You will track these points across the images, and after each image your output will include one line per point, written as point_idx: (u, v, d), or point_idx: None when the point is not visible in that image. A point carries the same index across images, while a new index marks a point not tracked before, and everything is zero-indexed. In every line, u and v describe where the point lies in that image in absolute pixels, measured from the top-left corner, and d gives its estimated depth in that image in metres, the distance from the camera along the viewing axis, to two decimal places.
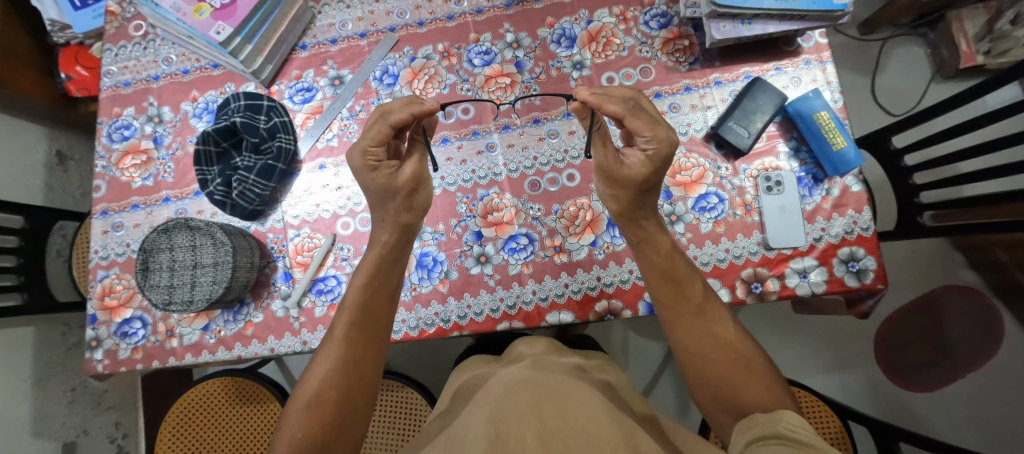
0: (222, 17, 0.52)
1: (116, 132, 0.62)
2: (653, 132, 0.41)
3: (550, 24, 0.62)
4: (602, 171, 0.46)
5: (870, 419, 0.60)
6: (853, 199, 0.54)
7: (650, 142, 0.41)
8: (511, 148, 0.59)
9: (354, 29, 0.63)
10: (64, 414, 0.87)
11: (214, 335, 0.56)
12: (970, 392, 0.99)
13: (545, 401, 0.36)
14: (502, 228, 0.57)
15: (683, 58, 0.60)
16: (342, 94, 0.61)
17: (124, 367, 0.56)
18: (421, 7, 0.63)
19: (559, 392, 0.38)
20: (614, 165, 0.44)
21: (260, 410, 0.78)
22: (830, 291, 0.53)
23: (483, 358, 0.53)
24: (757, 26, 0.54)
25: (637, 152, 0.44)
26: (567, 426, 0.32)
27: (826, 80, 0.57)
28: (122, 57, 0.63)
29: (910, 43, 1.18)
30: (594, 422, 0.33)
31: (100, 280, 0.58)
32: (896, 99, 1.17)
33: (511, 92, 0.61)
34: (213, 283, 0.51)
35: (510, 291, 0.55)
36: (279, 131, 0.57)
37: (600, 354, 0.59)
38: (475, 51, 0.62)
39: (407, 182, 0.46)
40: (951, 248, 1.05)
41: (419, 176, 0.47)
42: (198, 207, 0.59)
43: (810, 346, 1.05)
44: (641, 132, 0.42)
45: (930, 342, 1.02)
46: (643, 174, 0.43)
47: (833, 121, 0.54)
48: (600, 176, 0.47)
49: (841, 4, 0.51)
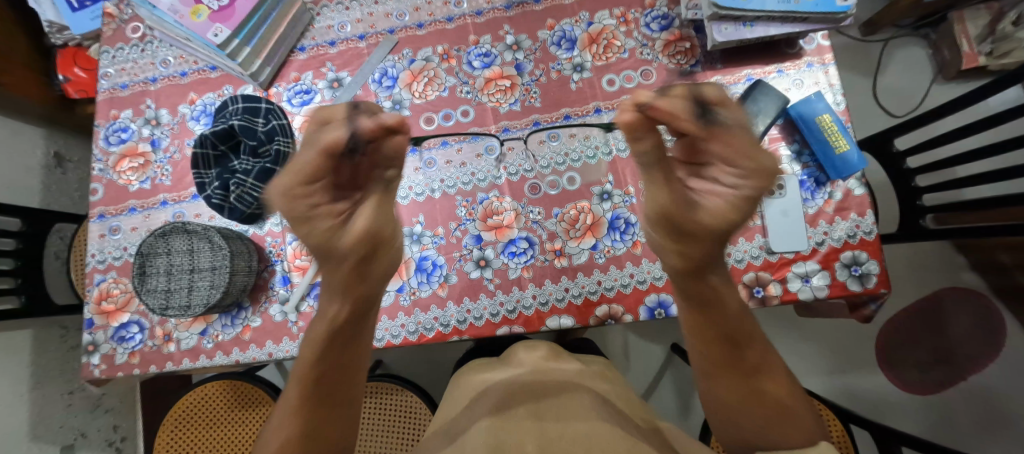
0: (220, 19, 0.52)
1: (113, 135, 0.61)
2: (757, 163, 0.25)
3: (550, 26, 0.62)
4: (663, 220, 0.30)
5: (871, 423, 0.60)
6: (856, 202, 0.53)
7: (747, 176, 0.27)
8: (511, 151, 0.59)
9: (353, 31, 0.63)
10: (62, 418, 0.87)
11: (211, 339, 0.55)
12: (973, 395, 0.99)
13: (544, 412, 0.36)
14: (502, 232, 0.56)
15: (684, 60, 0.59)
16: (341, 97, 0.61)
17: (120, 372, 0.55)
18: (420, 9, 0.63)
19: (557, 398, 0.38)
20: (688, 213, 0.28)
21: (259, 413, 0.77)
22: (832, 296, 0.52)
23: (483, 365, 0.52)
24: (759, 28, 0.54)
25: (720, 186, 0.29)
26: (566, 430, 0.32)
27: (828, 83, 0.57)
28: (119, 59, 0.63)
29: (911, 44, 1.18)
30: (591, 425, 0.33)
31: (97, 284, 0.58)
32: (897, 100, 1.16)
33: (511, 94, 0.60)
34: (211, 287, 0.51)
35: (510, 296, 0.55)
36: (277, 134, 0.57)
37: (601, 359, 0.58)
38: (475, 53, 0.61)
39: (354, 247, 0.29)
40: (953, 250, 1.04)
41: (372, 233, 0.29)
42: (196, 210, 0.58)
43: (812, 349, 1.05)
44: (734, 162, 0.26)
45: (931, 344, 1.02)
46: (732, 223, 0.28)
47: (835, 124, 0.53)
48: (658, 224, 0.31)
49: (844, 6, 0.50)
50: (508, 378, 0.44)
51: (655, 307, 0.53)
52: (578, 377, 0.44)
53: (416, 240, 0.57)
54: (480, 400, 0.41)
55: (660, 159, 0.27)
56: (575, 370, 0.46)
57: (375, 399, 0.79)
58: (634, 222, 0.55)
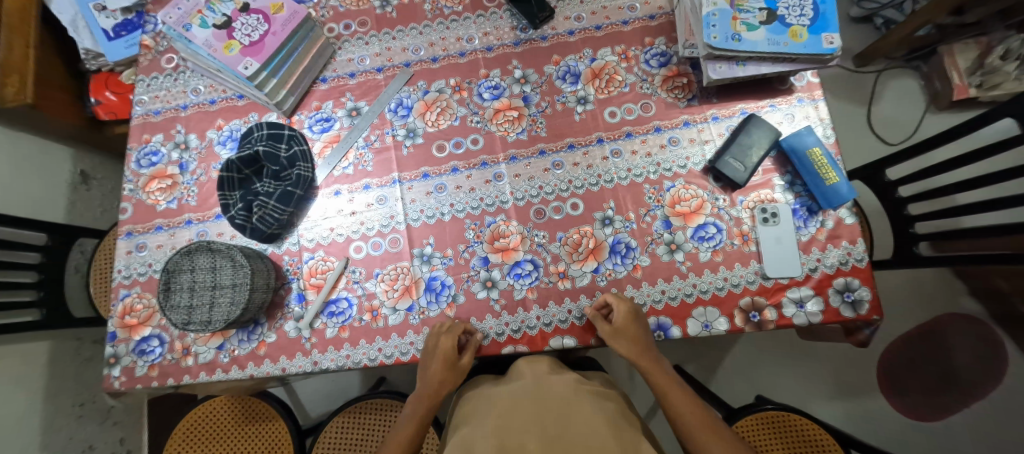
0: (250, 53, 0.56)
1: (144, 158, 0.65)
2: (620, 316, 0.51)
3: (556, 62, 0.66)
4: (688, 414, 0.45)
5: (827, 428, 0.77)
6: (847, 231, 0.56)
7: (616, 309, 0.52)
8: (518, 178, 0.62)
9: (372, 64, 0.68)
10: (72, 430, 0.88)
11: (228, 354, 0.58)
12: (975, 420, 1.04)
13: (553, 413, 0.41)
14: (508, 254, 0.59)
15: (682, 94, 0.63)
16: (358, 125, 0.65)
17: (138, 384, 0.57)
18: (435, 45, 0.68)
19: (568, 397, 0.44)
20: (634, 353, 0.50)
21: (266, 428, 0.86)
22: (826, 321, 0.54)
23: (486, 381, 0.55)
24: (751, 67, 0.57)
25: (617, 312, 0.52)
26: (577, 417, 0.40)
27: (818, 117, 0.60)
28: (154, 87, 0.68)
29: (903, 75, 1.23)
30: (595, 415, 0.41)
31: (122, 298, 0.60)
32: (892, 129, 1.20)
33: (518, 124, 0.64)
34: (231, 304, 0.53)
35: (515, 317, 0.57)
36: (298, 159, 0.60)
37: (602, 376, 0.60)
38: (485, 86, 0.66)
39: (443, 375, 0.51)
40: (951, 276, 1.11)
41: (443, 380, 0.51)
42: (219, 229, 0.61)
43: (811, 372, 1.10)
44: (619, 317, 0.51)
45: (933, 370, 1.07)
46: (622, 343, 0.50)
47: (825, 157, 0.56)
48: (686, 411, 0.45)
49: (830, 48, 0.54)
50: (515, 387, 0.48)
51: (654, 329, 0.55)
52: (579, 388, 0.47)
53: (426, 260, 0.60)
54: (497, 397, 0.47)
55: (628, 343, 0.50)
56: (573, 379, 0.50)
57: (380, 417, 0.82)
58: (635, 246, 0.58)
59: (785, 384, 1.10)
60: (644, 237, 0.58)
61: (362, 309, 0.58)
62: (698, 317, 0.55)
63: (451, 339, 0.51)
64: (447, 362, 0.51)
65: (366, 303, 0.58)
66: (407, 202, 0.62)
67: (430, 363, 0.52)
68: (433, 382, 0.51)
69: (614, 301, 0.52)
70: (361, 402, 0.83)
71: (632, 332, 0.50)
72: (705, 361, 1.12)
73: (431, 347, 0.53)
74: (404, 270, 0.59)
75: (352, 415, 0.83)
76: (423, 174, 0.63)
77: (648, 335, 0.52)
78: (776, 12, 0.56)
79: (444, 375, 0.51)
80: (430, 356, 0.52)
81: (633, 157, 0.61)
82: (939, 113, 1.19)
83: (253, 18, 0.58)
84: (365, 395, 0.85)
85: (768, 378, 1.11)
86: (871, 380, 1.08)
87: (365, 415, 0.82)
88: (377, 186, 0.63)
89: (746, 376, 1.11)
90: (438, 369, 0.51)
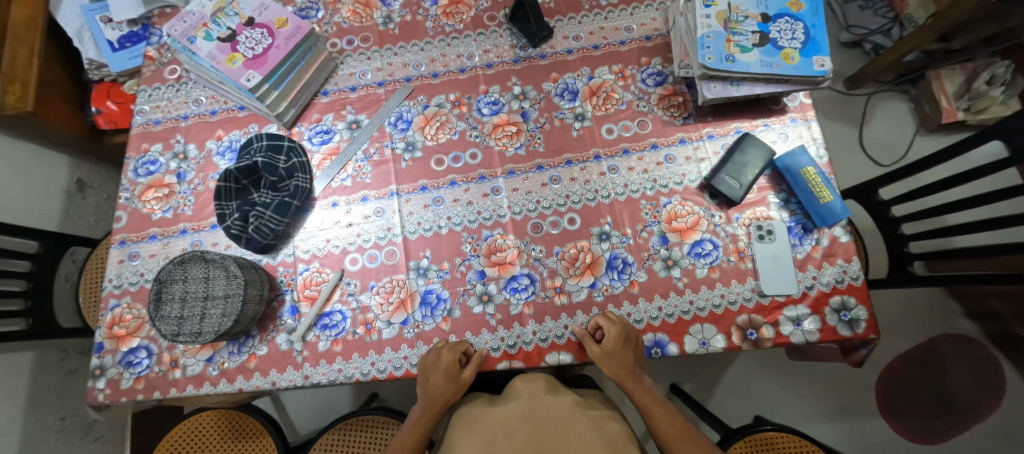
0: (253, 66, 0.57)
1: (142, 167, 0.65)
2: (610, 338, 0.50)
3: (554, 79, 0.67)
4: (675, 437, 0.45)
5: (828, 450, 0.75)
6: (842, 249, 0.56)
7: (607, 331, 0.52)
8: (515, 192, 0.62)
9: (373, 78, 0.69)
10: (52, 444, 0.85)
11: (217, 366, 0.56)
12: (975, 444, 1.02)
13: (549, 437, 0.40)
14: (504, 268, 0.59)
15: (677, 113, 0.64)
16: (358, 137, 0.65)
17: (123, 397, 0.56)
18: (436, 61, 0.69)
19: (566, 419, 0.43)
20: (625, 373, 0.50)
21: (253, 445, 0.83)
22: (825, 340, 0.54)
23: (482, 399, 0.54)
24: (745, 87, 0.58)
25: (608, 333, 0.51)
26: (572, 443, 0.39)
27: (811, 137, 0.61)
28: (156, 97, 0.68)
29: (893, 97, 1.26)
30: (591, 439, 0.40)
31: (111, 308, 0.60)
32: (884, 150, 1.22)
33: (516, 139, 0.64)
34: (223, 316, 0.52)
35: (511, 332, 0.56)
36: (297, 170, 0.60)
37: (598, 395, 0.59)
38: (485, 101, 0.67)
39: (439, 389, 0.50)
40: (946, 296, 1.12)
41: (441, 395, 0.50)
42: (214, 239, 0.61)
43: (809, 392, 1.09)
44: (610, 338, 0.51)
45: (932, 392, 1.06)
46: (614, 364, 0.50)
47: (819, 176, 0.57)
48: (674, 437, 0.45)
49: (822, 71, 0.56)
50: (512, 406, 0.47)
51: (651, 346, 0.54)
52: (577, 409, 0.46)
53: (422, 274, 0.59)
54: (493, 417, 0.46)
55: (620, 364, 0.49)
56: (572, 398, 0.49)
57: (370, 434, 0.80)
58: (632, 262, 0.58)
59: (783, 403, 1.09)
60: (641, 253, 0.58)
61: (355, 321, 0.57)
62: (695, 334, 0.55)
63: (455, 352, 0.51)
64: (448, 374, 0.50)
65: (360, 317, 0.58)
66: (404, 215, 0.62)
67: (430, 376, 0.51)
68: (434, 393, 0.50)
69: (606, 323, 0.52)
70: (352, 419, 0.81)
71: (624, 353, 0.50)
72: (702, 379, 1.11)
73: (431, 360, 0.52)
74: (400, 283, 0.59)
75: (342, 432, 0.81)
76: (422, 187, 0.63)
77: (638, 355, 0.51)
78: (768, 35, 0.58)
79: (446, 387, 0.50)
80: (430, 368, 0.51)
81: (631, 173, 0.62)
82: (929, 135, 1.21)
83: (257, 31, 0.59)
84: (355, 412, 0.83)
85: (766, 397, 1.09)
86: (870, 401, 1.07)
87: (355, 433, 0.80)
88: (375, 198, 0.63)
89: (744, 395, 1.10)
90: (439, 382, 0.50)
